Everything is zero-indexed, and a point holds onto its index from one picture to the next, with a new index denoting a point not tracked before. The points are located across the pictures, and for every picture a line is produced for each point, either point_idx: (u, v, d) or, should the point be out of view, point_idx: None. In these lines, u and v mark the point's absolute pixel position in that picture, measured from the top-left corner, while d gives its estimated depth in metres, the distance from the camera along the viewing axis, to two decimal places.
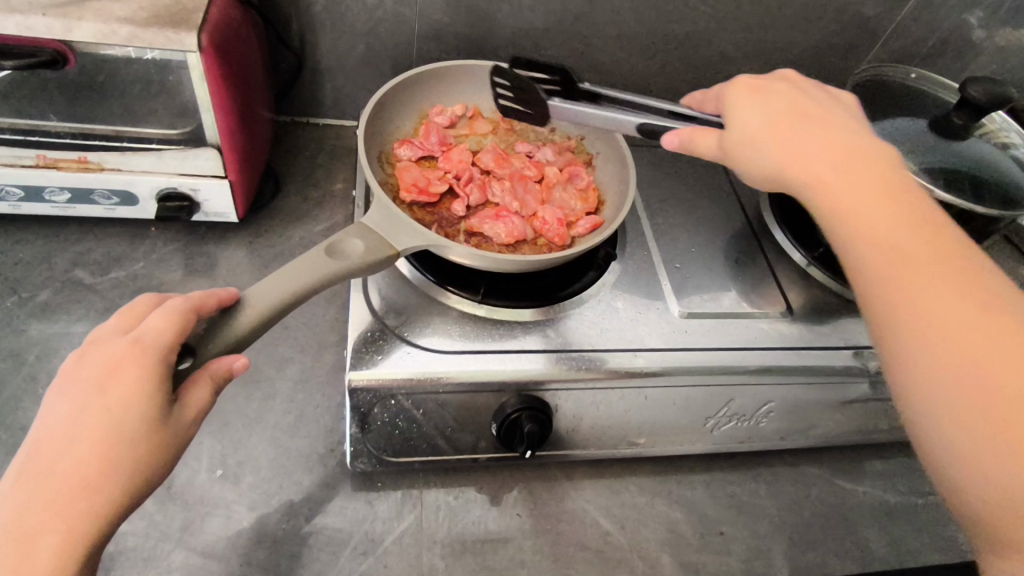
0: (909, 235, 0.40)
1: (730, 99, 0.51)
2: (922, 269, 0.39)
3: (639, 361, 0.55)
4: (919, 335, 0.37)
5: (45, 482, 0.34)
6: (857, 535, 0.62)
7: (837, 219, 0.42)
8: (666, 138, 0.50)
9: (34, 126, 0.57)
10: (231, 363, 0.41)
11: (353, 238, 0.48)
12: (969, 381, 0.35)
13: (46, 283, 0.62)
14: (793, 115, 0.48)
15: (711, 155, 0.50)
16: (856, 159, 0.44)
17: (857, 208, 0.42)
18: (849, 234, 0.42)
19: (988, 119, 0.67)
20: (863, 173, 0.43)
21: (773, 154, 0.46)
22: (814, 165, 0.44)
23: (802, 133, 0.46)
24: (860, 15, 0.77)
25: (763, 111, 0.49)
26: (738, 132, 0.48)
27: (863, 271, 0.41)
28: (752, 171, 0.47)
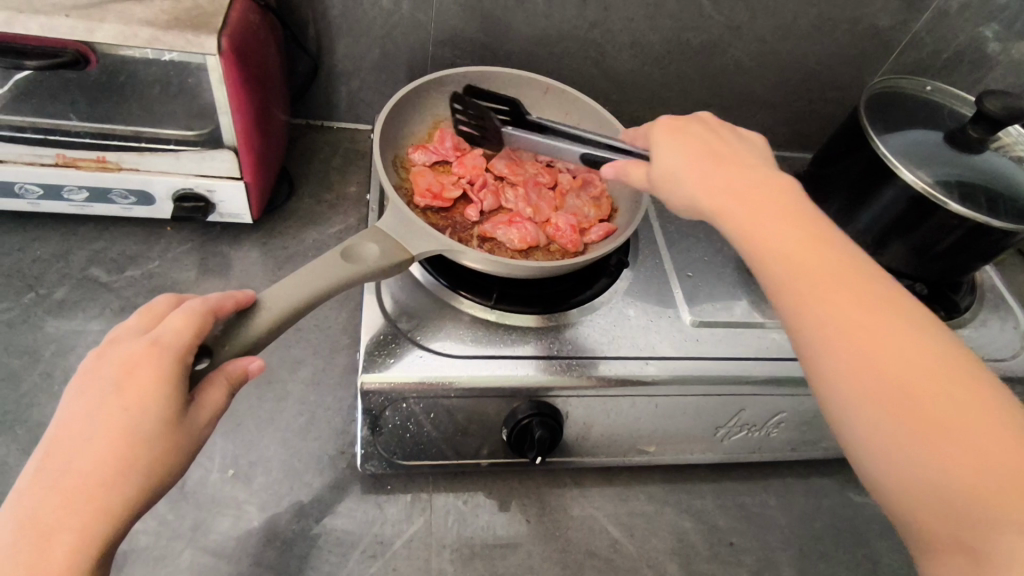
0: (825, 269, 0.40)
1: (651, 136, 0.51)
2: (834, 303, 0.38)
3: (650, 369, 0.55)
4: (851, 372, 0.37)
5: (62, 480, 0.34)
6: (867, 548, 0.61)
7: (758, 248, 0.42)
8: (603, 170, 0.50)
9: (55, 125, 0.58)
10: (248, 364, 0.41)
11: (368, 241, 0.49)
12: (900, 423, 0.35)
13: (62, 280, 0.62)
14: (712, 154, 0.47)
15: (646, 187, 0.49)
16: (753, 190, 0.44)
17: (759, 233, 0.42)
18: (762, 261, 0.42)
19: (1004, 132, 0.67)
20: (759, 201, 0.43)
21: (693, 186, 0.46)
22: (718, 193, 0.44)
23: (716, 167, 0.46)
24: (875, 26, 0.77)
25: (683, 146, 0.48)
26: (660, 167, 0.48)
27: (780, 300, 0.40)
28: (677, 201, 0.47)
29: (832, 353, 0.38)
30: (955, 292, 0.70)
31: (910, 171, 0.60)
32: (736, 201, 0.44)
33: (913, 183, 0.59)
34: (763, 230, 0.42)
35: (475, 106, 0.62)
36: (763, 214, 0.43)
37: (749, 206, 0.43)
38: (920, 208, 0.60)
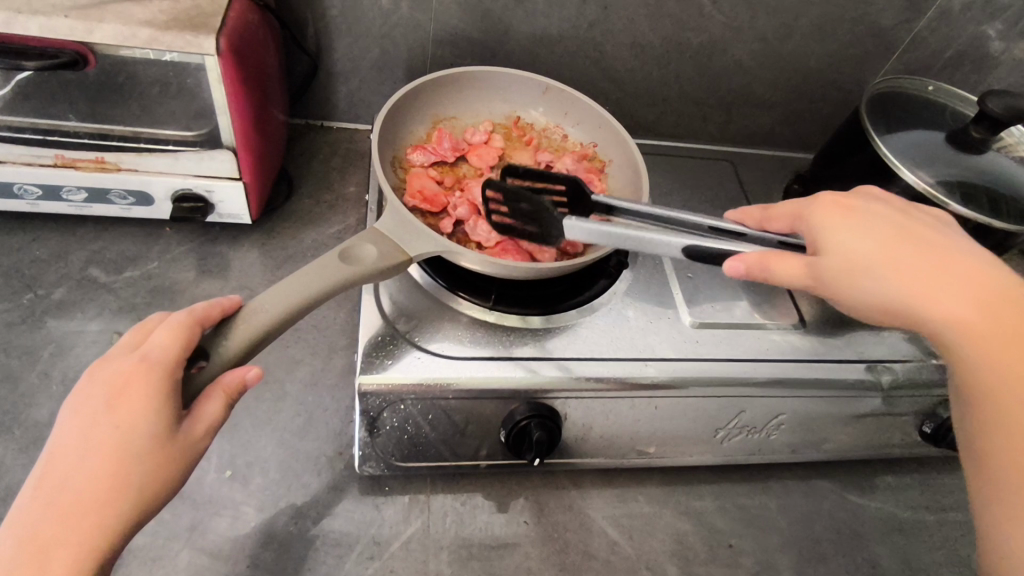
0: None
1: (825, 221, 0.45)
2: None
3: (650, 371, 0.55)
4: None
5: (57, 497, 0.34)
6: (866, 550, 0.61)
7: (980, 367, 0.39)
8: (732, 264, 0.45)
9: (54, 126, 0.58)
10: (244, 374, 0.41)
11: (365, 243, 0.48)
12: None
13: (61, 281, 0.62)
14: (912, 241, 0.43)
15: (793, 280, 0.44)
16: (997, 297, 0.40)
17: (1006, 358, 0.38)
18: (990, 384, 0.38)
19: (1007, 133, 0.67)
20: (1001, 311, 0.39)
21: (902, 290, 0.41)
22: (945, 296, 0.40)
23: (929, 268, 0.41)
24: (877, 26, 0.76)
25: (876, 234, 0.43)
26: (844, 256, 0.43)
27: (991, 421, 0.38)
28: (860, 297, 0.42)
29: None
30: None
31: (912, 172, 0.60)
32: (985, 318, 0.39)
33: (915, 184, 0.59)
34: (1016, 358, 0.38)
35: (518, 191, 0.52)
36: (995, 326, 0.39)
37: (1002, 321, 0.39)
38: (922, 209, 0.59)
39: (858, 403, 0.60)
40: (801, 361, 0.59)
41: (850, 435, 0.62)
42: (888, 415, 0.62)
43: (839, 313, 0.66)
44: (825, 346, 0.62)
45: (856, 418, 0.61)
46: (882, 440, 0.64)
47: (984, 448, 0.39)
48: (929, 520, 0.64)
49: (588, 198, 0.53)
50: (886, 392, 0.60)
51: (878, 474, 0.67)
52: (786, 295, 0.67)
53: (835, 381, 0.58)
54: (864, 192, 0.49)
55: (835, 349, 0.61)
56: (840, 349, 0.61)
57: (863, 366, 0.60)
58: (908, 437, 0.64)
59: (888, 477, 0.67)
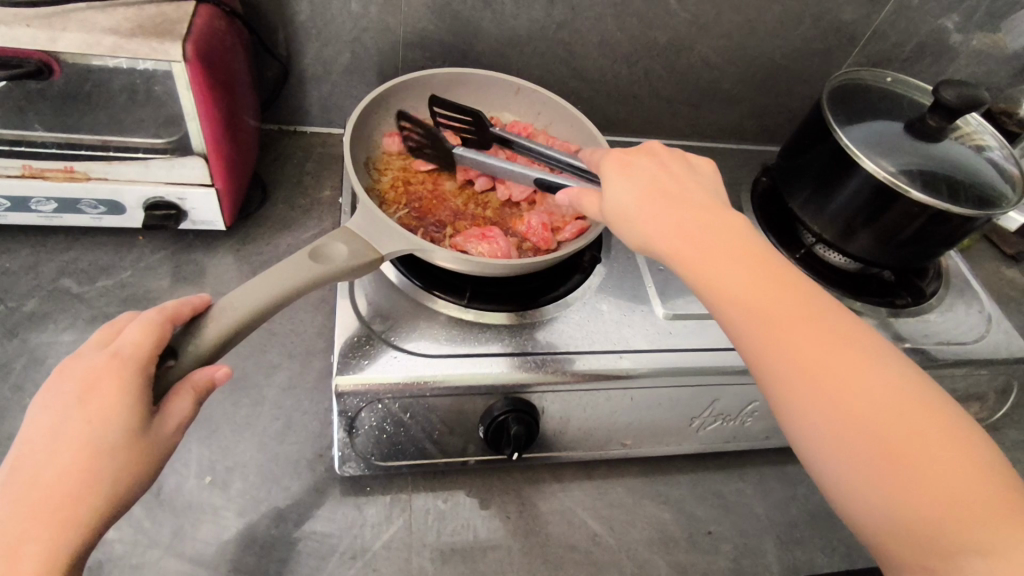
0: (791, 313, 0.41)
1: (603, 172, 0.50)
2: (798, 341, 0.40)
3: (624, 363, 0.56)
4: (813, 405, 0.38)
5: (28, 495, 0.34)
6: (843, 532, 0.62)
7: (719, 289, 0.43)
8: (558, 196, 0.52)
9: (21, 136, 0.57)
10: (212, 374, 0.41)
11: (336, 242, 0.49)
12: (867, 451, 0.36)
13: (33, 292, 0.62)
14: (661, 188, 0.48)
15: (596, 215, 0.50)
16: (714, 229, 0.45)
17: (719, 273, 0.43)
18: (715, 298, 0.43)
19: (964, 121, 0.69)
20: (721, 238, 0.44)
21: (645, 227, 0.46)
22: (675, 231, 0.45)
23: (660, 206, 0.46)
24: (838, 20, 0.78)
25: (631, 185, 0.48)
26: (613, 206, 0.48)
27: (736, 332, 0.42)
28: (629, 239, 0.47)
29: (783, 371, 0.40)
30: (921, 278, 0.72)
31: (872, 161, 0.62)
32: (698, 246, 0.44)
33: (876, 173, 0.60)
34: (736, 273, 0.42)
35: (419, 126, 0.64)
36: (715, 245, 0.44)
37: (714, 248, 0.44)
38: (884, 197, 0.61)
39: None
40: None
41: None
42: None
43: None
44: None
45: None
46: None
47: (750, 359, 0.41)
48: None
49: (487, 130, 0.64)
50: None
51: None
52: None
53: None
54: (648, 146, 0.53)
55: None
56: None
57: None
58: None
59: None
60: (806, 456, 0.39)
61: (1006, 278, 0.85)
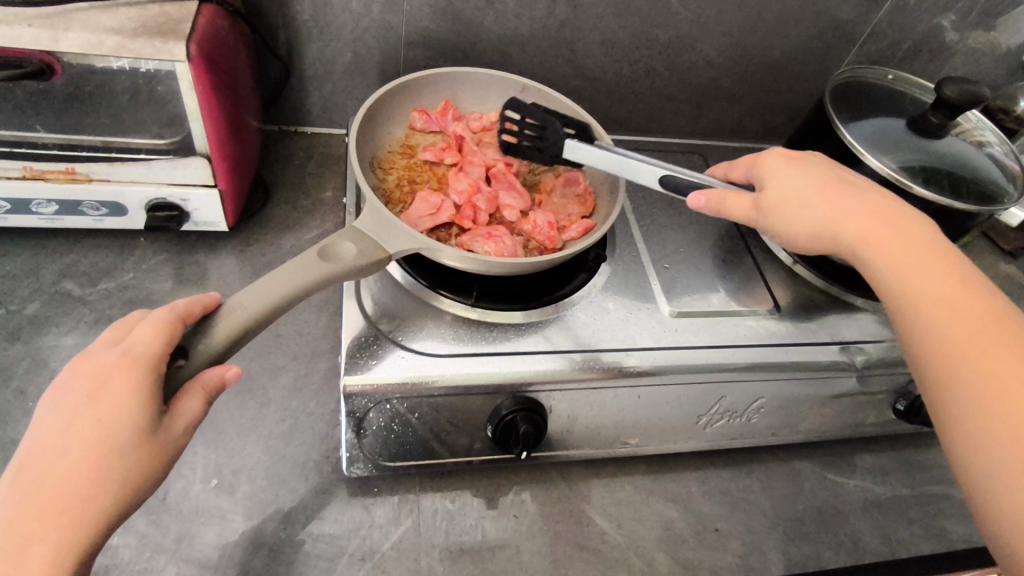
0: (963, 304, 0.43)
1: (768, 163, 0.53)
2: (969, 328, 0.42)
3: (631, 360, 0.56)
4: (978, 387, 0.40)
5: (38, 493, 0.34)
6: (849, 527, 0.63)
7: (910, 279, 0.45)
8: (695, 198, 0.52)
9: (22, 137, 0.57)
10: (223, 373, 0.41)
11: (345, 240, 0.49)
12: (1007, 429, 0.38)
13: (34, 295, 0.61)
14: (840, 184, 0.51)
15: (741, 216, 0.52)
16: (904, 226, 0.48)
17: (902, 263, 0.46)
18: (899, 291, 0.45)
19: (964, 118, 0.69)
20: (913, 236, 0.47)
21: (823, 215, 0.49)
22: (859, 223, 0.48)
23: (845, 201, 0.49)
24: (837, 19, 0.79)
25: (810, 178, 0.51)
26: (775, 194, 0.51)
27: (911, 318, 0.44)
28: (793, 227, 0.50)
29: (950, 349, 0.42)
30: None
31: (875, 158, 0.62)
32: (886, 235, 0.47)
33: (879, 169, 0.60)
34: (920, 264, 0.45)
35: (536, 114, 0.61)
36: (914, 251, 0.46)
37: (903, 243, 0.47)
38: None
39: (836, 384, 0.61)
40: (779, 345, 0.61)
41: (829, 415, 0.64)
42: (864, 395, 0.63)
43: (812, 297, 0.67)
44: (800, 330, 0.63)
45: (833, 399, 0.63)
46: (858, 419, 0.65)
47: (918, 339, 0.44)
48: (907, 496, 0.66)
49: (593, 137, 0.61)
50: (862, 372, 0.61)
51: (857, 454, 0.69)
52: (761, 283, 0.68)
53: (811, 364, 0.59)
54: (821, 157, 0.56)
55: (809, 333, 0.63)
56: (814, 332, 0.63)
57: (838, 347, 0.62)
58: (882, 415, 0.66)
59: (867, 458, 0.69)
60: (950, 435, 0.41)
61: (1004, 274, 0.86)
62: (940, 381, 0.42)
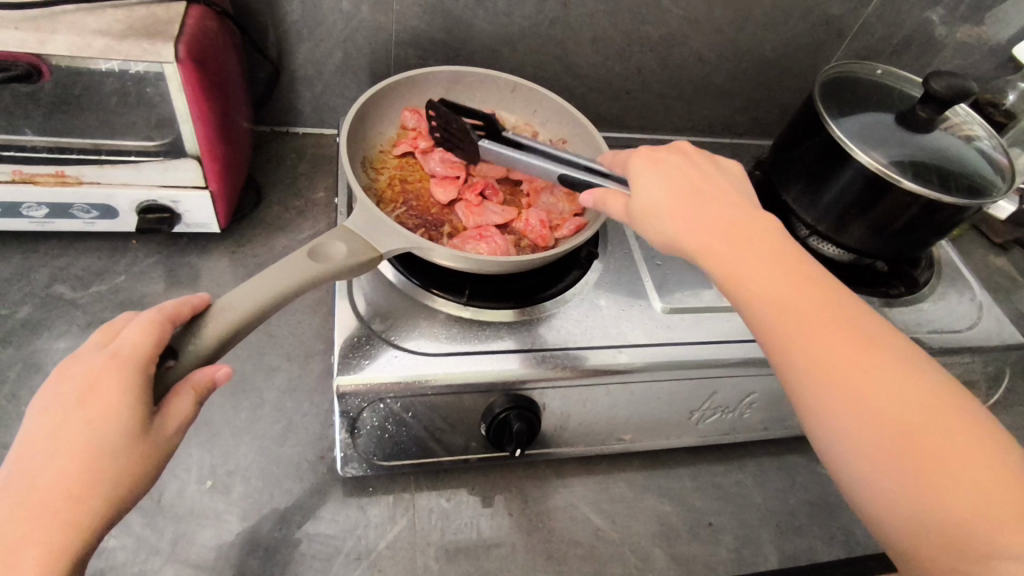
0: (814, 307, 0.40)
1: (632, 168, 0.50)
2: (821, 338, 0.39)
3: (623, 357, 0.56)
4: (845, 406, 0.37)
5: (27, 498, 0.34)
6: (842, 520, 0.63)
7: (763, 291, 0.41)
8: (581, 196, 0.50)
9: (11, 141, 0.56)
10: (214, 373, 0.41)
11: (334, 240, 0.49)
12: (870, 434, 0.36)
13: (26, 298, 0.61)
14: (688, 186, 0.47)
15: (619, 217, 0.49)
16: (732, 229, 0.44)
17: (757, 275, 0.42)
18: (750, 303, 0.42)
19: (952, 113, 0.70)
20: (745, 241, 0.44)
21: (674, 227, 0.45)
22: (700, 232, 0.44)
23: (687, 205, 0.46)
24: (827, 15, 0.79)
25: (661, 181, 0.48)
26: (642, 201, 0.47)
27: (768, 334, 0.41)
28: (654, 237, 0.47)
29: (804, 363, 0.39)
30: (913, 268, 0.73)
31: (864, 153, 0.62)
32: (729, 245, 0.44)
33: (868, 164, 0.61)
34: (771, 274, 0.42)
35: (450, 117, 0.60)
36: (753, 258, 0.43)
37: (739, 250, 0.43)
38: (876, 187, 0.62)
39: None
40: None
41: None
42: None
43: None
44: None
45: None
46: None
47: (781, 360, 0.40)
48: None
49: (499, 131, 0.61)
50: None
51: None
52: None
53: None
54: (674, 146, 0.53)
55: None
56: None
57: None
58: None
59: None
60: (836, 467, 0.38)
61: (995, 266, 0.87)
62: (808, 407, 0.39)
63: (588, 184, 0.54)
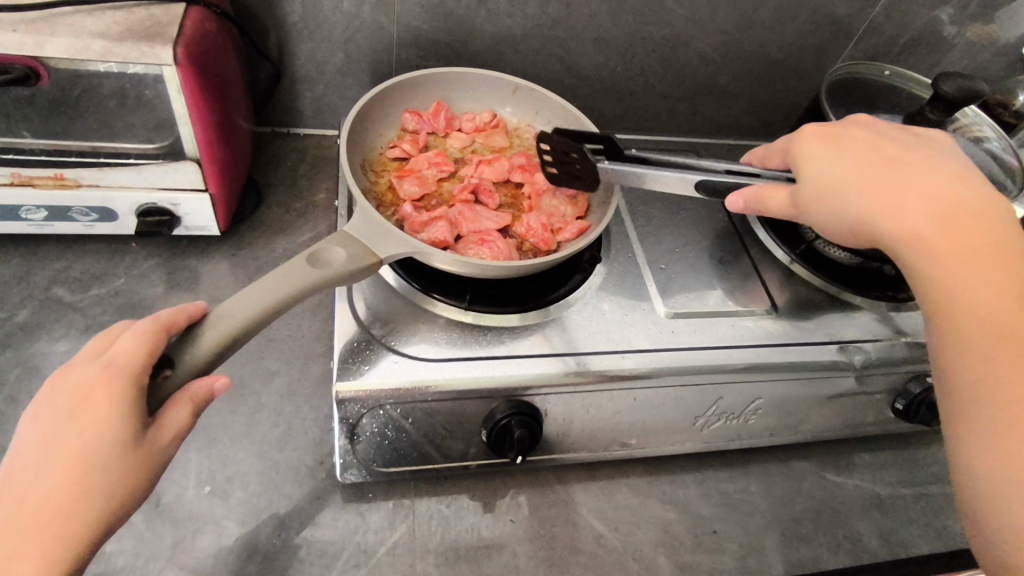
0: (1010, 309, 0.41)
1: (805, 149, 0.49)
2: (1015, 341, 0.40)
3: (626, 363, 0.56)
4: (1005, 415, 0.39)
5: (19, 510, 0.34)
6: (847, 526, 0.62)
7: (977, 283, 0.41)
8: (733, 201, 0.51)
9: (9, 143, 0.56)
10: (212, 384, 0.40)
11: (334, 246, 0.48)
12: (1014, 442, 0.39)
13: (25, 301, 0.61)
14: (879, 163, 0.46)
15: (781, 207, 0.49)
16: (952, 213, 0.43)
17: (967, 267, 0.42)
18: (950, 293, 0.42)
19: (961, 114, 0.69)
20: (964, 225, 0.43)
21: (866, 208, 0.45)
22: (907, 213, 0.44)
23: (891, 183, 0.45)
24: (833, 14, 0.78)
25: (845, 163, 0.47)
26: (813, 185, 0.47)
27: (955, 325, 0.42)
28: (831, 220, 0.47)
29: (990, 361, 0.40)
30: None
31: None
32: (939, 229, 0.43)
33: None
34: (977, 267, 0.42)
35: (564, 143, 0.54)
36: (970, 248, 0.42)
37: (957, 234, 0.43)
38: None
39: (835, 384, 0.61)
40: (776, 345, 0.60)
41: (827, 415, 0.64)
42: (862, 394, 0.63)
43: (810, 296, 0.67)
44: (797, 329, 0.63)
45: (831, 398, 0.62)
46: (858, 419, 0.65)
47: (965, 353, 0.41)
48: (906, 495, 0.66)
49: (622, 152, 0.54)
50: (860, 372, 0.61)
51: (856, 453, 0.68)
52: (758, 282, 0.68)
53: (809, 364, 0.59)
54: (848, 121, 0.53)
55: (806, 332, 0.63)
56: (811, 331, 0.63)
57: (835, 346, 0.61)
58: (881, 414, 0.66)
59: (866, 457, 0.68)
60: (962, 467, 0.41)
61: None
62: (965, 403, 0.41)
63: (735, 187, 0.52)
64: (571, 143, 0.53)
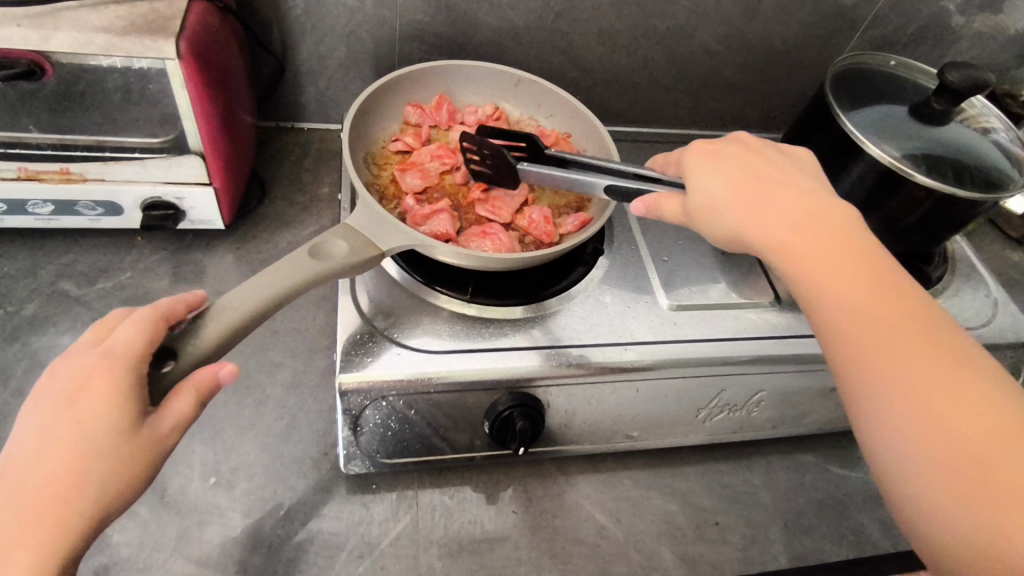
0: (881, 314, 0.39)
1: (686, 164, 0.49)
2: (893, 343, 0.39)
3: (629, 355, 0.56)
4: (903, 409, 0.37)
5: (16, 501, 0.34)
6: (850, 519, 0.62)
7: (837, 294, 0.41)
8: (633, 203, 0.49)
9: (15, 138, 0.56)
10: (217, 372, 0.40)
11: (336, 238, 0.48)
12: (921, 438, 0.36)
13: (32, 295, 0.61)
14: (755, 178, 0.46)
15: (675, 218, 0.48)
16: (812, 220, 0.44)
17: (825, 276, 0.41)
18: (822, 303, 0.41)
19: (968, 104, 0.68)
20: (817, 231, 0.43)
21: (734, 219, 0.45)
22: (771, 223, 0.44)
23: (764, 196, 0.45)
24: (839, 5, 0.77)
25: (724, 174, 0.47)
26: (699, 197, 0.46)
27: (833, 336, 0.41)
28: (714, 235, 0.46)
29: (873, 366, 0.39)
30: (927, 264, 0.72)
31: (877, 147, 0.61)
32: (800, 240, 0.43)
33: (881, 158, 0.60)
34: (841, 279, 0.41)
35: (488, 146, 0.57)
36: (830, 261, 0.42)
37: (819, 246, 0.42)
38: (889, 182, 0.60)
39: None
40: (780, 337, 0.60)
41: (830, 407, 0.64)
42: None
43: None
44: (801, 321, 0.63)
45: (835, 391, 0.62)
46: None
47: (850, 359, 0.40)
48: None
49: (544, 152, 0.57)
50: None
51: (860, 446, 0.68)
52: (761, 274, 0.67)
53: (813, 356, 0.59)
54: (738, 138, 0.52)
55: (810, 325, 0.62)
56: None
57: None
58: None
59: None
60: (888, 477, 0.38)
61: (1012, 261, 0.85)
62: (865, 407, 0.39)
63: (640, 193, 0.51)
64: (488, 143, 0.56)
